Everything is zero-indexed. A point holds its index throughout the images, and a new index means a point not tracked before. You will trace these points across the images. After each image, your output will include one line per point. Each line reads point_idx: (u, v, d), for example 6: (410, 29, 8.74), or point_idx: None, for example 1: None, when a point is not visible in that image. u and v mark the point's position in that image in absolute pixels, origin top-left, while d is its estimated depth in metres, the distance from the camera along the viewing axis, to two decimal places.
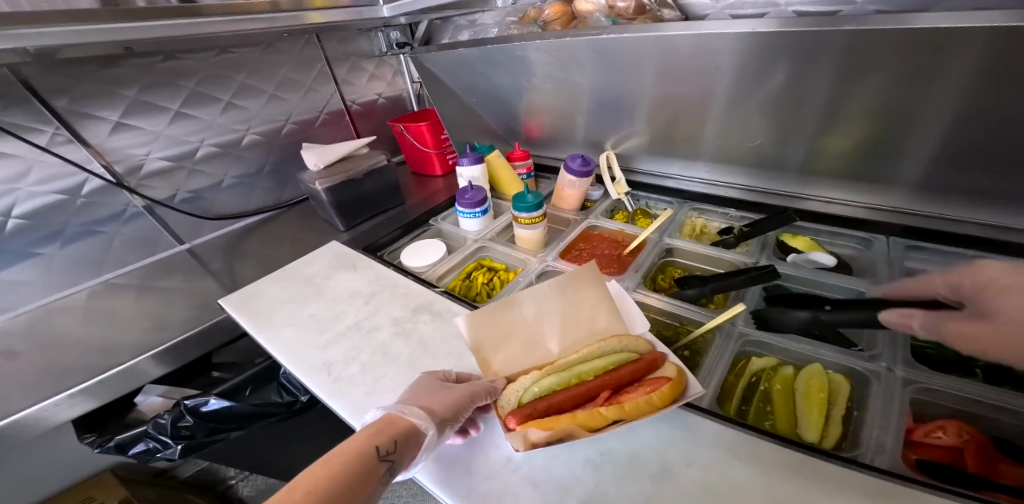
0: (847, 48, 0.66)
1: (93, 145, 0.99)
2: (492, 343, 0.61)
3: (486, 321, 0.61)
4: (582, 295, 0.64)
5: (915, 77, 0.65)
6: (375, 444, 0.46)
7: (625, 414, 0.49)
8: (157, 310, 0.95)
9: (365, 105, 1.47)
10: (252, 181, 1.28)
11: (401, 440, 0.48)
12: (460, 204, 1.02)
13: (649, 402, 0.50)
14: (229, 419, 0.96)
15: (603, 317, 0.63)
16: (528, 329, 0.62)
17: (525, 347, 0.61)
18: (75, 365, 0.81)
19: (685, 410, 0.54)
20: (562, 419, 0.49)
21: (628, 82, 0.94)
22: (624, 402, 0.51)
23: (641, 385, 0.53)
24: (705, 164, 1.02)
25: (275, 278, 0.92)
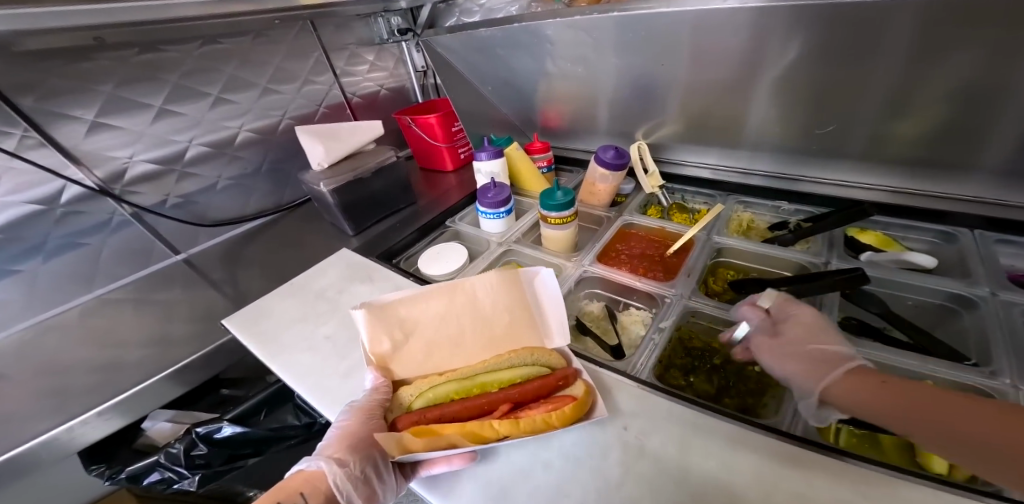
0: (926, 21, 0.57)
1: (68, 149, 0.88)
2: (392, 346, 0.60)
3: (383, 319, 0.61)
4: (494, 299, 0.65)
5: (1010, 53, 0.55)
6: (278, 499, 0.47)
7: (518, 429, 0.49)
8: (150, 331, 0.86)
9: (366, 96, 1.36)
10: (249, 183, 1.18)
11: (308, 492, 0.49)
12: (481, 204, 0.92)
13: (544, 420, 0.50)
14: (246, 443, 0.90)
15: (517, 322, 0.64)
16: (431, 334, 0.62)
17: (429, 351, 0.61)
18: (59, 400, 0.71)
19: (785, 442, 0.47)
20: (450, 427, 0.49)
21: (664, 64, 0.84)
22: (521, 418, 0.51)
23: (545, 402, 0.53)
24: (746, 152, 0.93)
25: (283, 293, 0.83)
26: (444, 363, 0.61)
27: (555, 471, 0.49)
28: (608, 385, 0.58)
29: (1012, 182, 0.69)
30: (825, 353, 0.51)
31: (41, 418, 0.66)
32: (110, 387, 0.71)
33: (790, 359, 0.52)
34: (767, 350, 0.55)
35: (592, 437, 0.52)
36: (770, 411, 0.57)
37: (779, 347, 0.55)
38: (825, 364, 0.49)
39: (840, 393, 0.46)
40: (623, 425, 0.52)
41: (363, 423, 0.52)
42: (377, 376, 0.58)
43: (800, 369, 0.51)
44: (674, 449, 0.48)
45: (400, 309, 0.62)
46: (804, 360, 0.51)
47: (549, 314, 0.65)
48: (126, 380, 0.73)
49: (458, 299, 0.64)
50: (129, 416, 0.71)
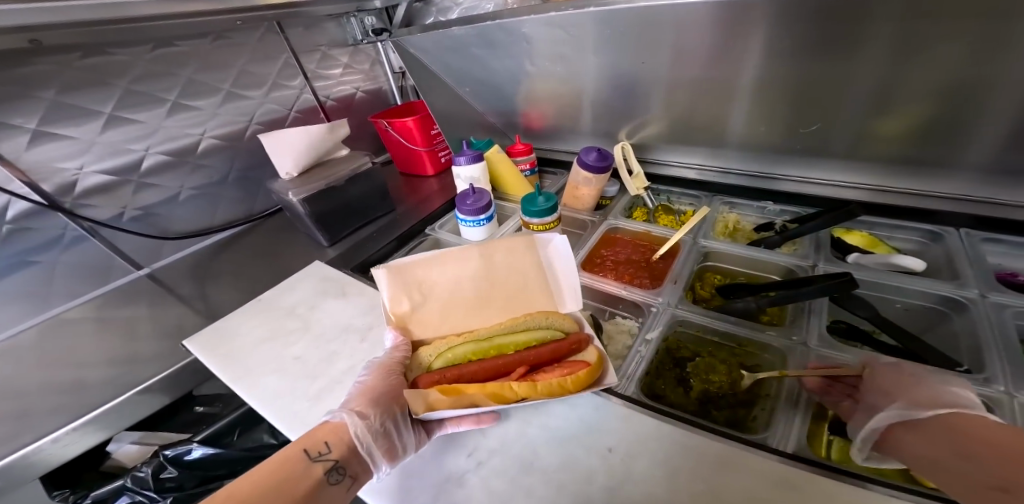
0: (904, 14, 0.55)
1: (9, 161, 0.81)
2: (411, 306, 0.62)
3: (404, 281, 0.63)
4: (509, 263, 0.66)
5: (990, 47, 0.54)
6: (305, 448, 0.46)
7: (536, 391, 0.50)
8: (104, 354, 0.80)
9: (340, 99, 1.31)
10: (215, 192, 1.12)
11: (333, 443, 0.47)
12: (460, 211, 0.88)
13: (560, 384, 0.51)
14: (220, 465, 0.79)
15: (532, 287, 0.65)
16: (449, 296, 0.64)
17: (448, 312, 0.63)
18: None
19: (776, 461, 0.44)
20: (472, 386, 0.49)
21: (642, 63, 0.82)
22: (538, 381, 0.51)
23: (563, 366, 0.54)
24: (730, 152, 0.91)
25: (249, 310, 0.78)
26: (461, 324, 0.62)
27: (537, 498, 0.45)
28: (593, 403, 0.55)
29: (995, 178, 0.68)
30: (963, 406, 0.41)
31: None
32: (55, 419, 0.65)
33: (907, 394, 0.45)
34: (879, 379, 0.48)
35: (576, 461, 0.48)
36: (759, 424, 0.55)
37: (897, 384, 0.47)
38: (944, 406, 0.41)
39: (923, 432, 0.40)
40: (609, 447, 0.49)
41: (383, 380, 0.54)
42: (396, 335, 0.60)
43: (905, 400, 0.44)
44: (662, 472, 0.45)
45: (419, 271, 0.64)
46: (915, 397, 0.44)
47: (563, 281, 0.66)
48: (74, 409, 0.67)
49: (477, 262, 0.65)
50: (78, 450, 0.65)
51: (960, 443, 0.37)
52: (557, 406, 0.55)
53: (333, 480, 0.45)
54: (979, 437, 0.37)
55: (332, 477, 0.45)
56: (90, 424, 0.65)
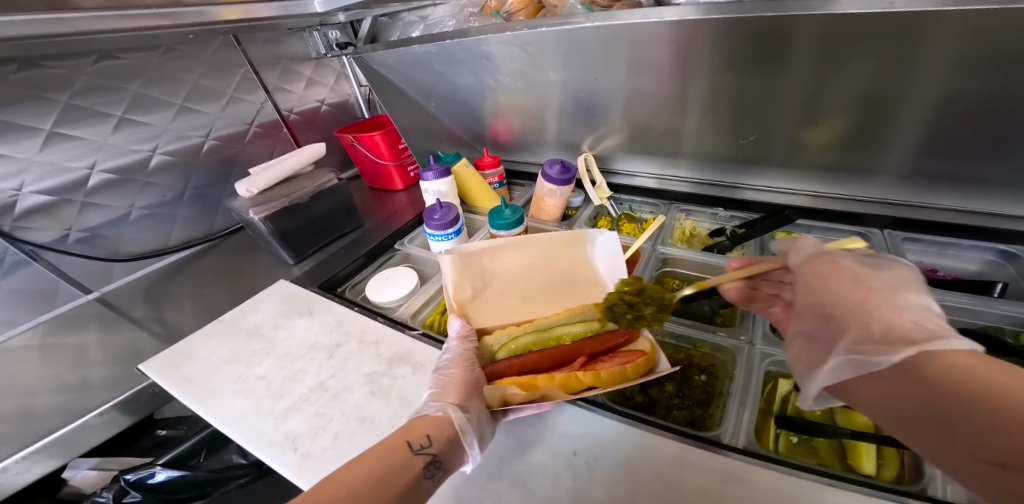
0: (823, 34, 0.61)
1: None
2: (472, 293, 0.67)
3: (467, 270, 0.68)
4: (556, 255, 0.71)
5: (897, 63, 0.61)
6: (406, 439, 0.44)
7: (600, 381, 0.53)
8: (48, 383, 0.75)
9: (304, 113, 1.30)
10: (170, 210, 1.08)
11: (434, 435, 0.45)
12: (429, 226, 0.89)
13: (622, 371, 0.54)
14: (189, 485, 0.77)
15: (585, 277, 0.70)
16: (509, 285, 0.69)
17: (505, 303, 0.67)
18: None
19: (724, 455, 0.48)
20: (541, 380, 0.52)
21: (597, 78, 0.86)
22: (599, 370, 0.54)
23: (623, 355, 0.57)
24: (685, 162, 0.96)
25: (209, 332, 0.76)
26: (521, 313, 0.66)
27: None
28: (557, 407, 0.57)
29: (912, 183, 0.76)
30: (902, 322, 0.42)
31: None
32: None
33: (861, 316, 0.44)
34: (823, 296, 0.48)
35: (544, 466, 0.50)
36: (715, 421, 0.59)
37: (836, 298, 0.47)
38: (901, 341, 0.40)
39: (879, 375, 0.41)
40: (573, 450, 0.51)
41: (467, 374, 0.54)
42: (463, 323, 0.62)
43: (854, 334, 0.44)
44: (623, 473, 0.48)
45: (482, 262, 0.70)
46: (872, 327, 0.43)
47: (609, 274, 0.69)
48: (12, 444, 0.63)
49: (533, 253, 0.71)
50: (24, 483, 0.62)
51: (927, 393, 0.38)
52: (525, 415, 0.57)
53: (429, 475, 0.43)
54: (953, 381, 0.36)
55: (429, 472, 0.43)
56: (35, 457, 0.62)
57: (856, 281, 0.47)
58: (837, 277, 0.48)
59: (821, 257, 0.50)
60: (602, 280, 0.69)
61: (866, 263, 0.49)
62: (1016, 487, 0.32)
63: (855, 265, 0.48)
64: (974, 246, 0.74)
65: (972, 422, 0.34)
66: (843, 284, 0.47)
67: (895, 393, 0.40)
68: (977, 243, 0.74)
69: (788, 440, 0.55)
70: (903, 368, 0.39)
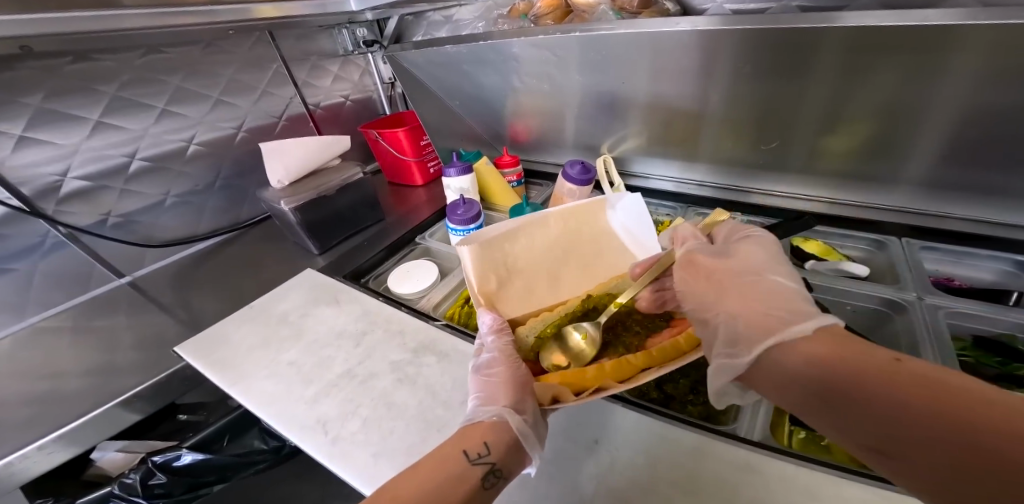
0: (848, 45, 0.63)
1: None
2: (498, 284, 0.67)
3: (486, 259, 0.65)
4: (573, 228, 0.71)
5: (920, 75, 0.62)
6: (464, 448, 0.44)
7: (654, 361, 0.56)
8: (90, 362, 0.79)
9: (330, 108, 1.34)
10: (200, 198, 1.12)
11: (493, 442, 0.45)
12: (451, 221, 0.91)
13: (675, 344, 0.58)
14: (209, 469, 0.80)
15: (610, 243, 0.71)
16: (535, 267, 0.69)
17: (533, 286, 0.69)
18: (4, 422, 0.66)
19: (740, 447, 0.50)
20: (595, 374, 0.54)
21: (623, 82, 0.87)
22: (653, 349, 0.58)
23: (670, 326, 0.64)
24: (704, 167, 0.98)
25: (240, 318, 0.79)
26: (549, 297, 0.69)
27: (530, 487, 0.50)
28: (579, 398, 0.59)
29: (928, 192, 0.77)
30: (767, 284, 0.49)
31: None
32: (36, 428, 0.65)
33: (732, 306, 0.49)
34: (693, 293, 0.53)
35: (566, 456, 0.52)
36: (730, 417, 0.61)
37: (715, 285, 0.52)
38: (767, 330, 0.43)
39: (777, 377, 0.40)
40: (595, 439, 0.53)
41: (513, 372, 0.54)
42: (492, 318, 0.62)
43: (730, 308, 0.48)
44: (645, 461, 0.50)
45: (505, 247, 0.67)
46: (750, 318, 0.46)
47: (635, 239, 0.71)
48: (59, 418, 0.67)
49: (554, 228, 0.70)
50: (69, 452, 0.65)
51: (805, 386, 0.38)
52: None
53: (490, 483, 0.43)
54: (814, 370, 0.37)
55: (489, 482, 0.43)
56: (77, 432, 0.65)
57: (718, 260, 0.54)
58: (703, 259, 0.54)
59: (687, 244, 0.57)
60: (625, 246, 0.71)
61: (718, 251, 0.55)
62: (906, 473, 0.32)
63: (710, 256, 0.54)
64: (993, 256, 0.74)
65: (840, 411, 0.35)
66: (711, 264, 0.53)
67: (775, 390, 0.41)
68: (994, 253, 0.74)
69: (798, 436, 0.59)
70: (772, 363, 0.41)
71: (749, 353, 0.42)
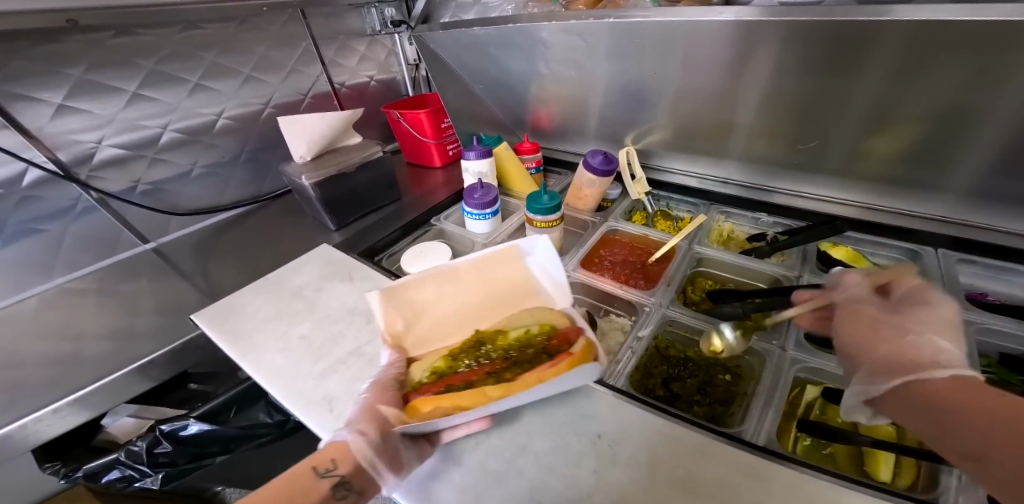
0: (906, 39, 0.58)
1: (31, 132, 0.84)
2: (406, 324, 0.63)
3: (394, 301, 0.64)
4: (489, 275, 0.68)
5: (984, 75, 0.57)
6: (313, 465, 0.46)
7: (511, 391, 0.49)
8: (115, 323, 0.83)
9: (354, 88, 1.34)
10: (226, 170, 1.14)
11: (342, 458, 0.47)
12: (467, 205, 0.91)
13: (544, 374, 0.49)
14: (213, 441, 0.83)
15: (523, 290, 0.66)
16: (444, 314, 0.64)
17: (438, 328, 0.63)
18: (40, 374, 0.70)
19: (748, 451, 0.49)
20: (453, 398, 0.49)
21: (654, 73, 0.84)
22: (515, 382, 0.50)
23: (551, 359, 0.52)
24: (732, 164, 0.94)
25: (257, 289, 0.81)
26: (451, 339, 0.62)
27: (529, 478, 0.48)
28: (585, 391, 0.58)
29: (975, 203, 0.72)
30: (926, 343, 0.42)
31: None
32: (68, 383, 0.68)
33: (879, 350, 0.43)
34: (847, 338, 0.47)
35: (566, 445, 0.51)
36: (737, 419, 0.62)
37: (856, 327, 0.46)
38: (902, 367, 0.40)
39: (900, 401, 0.39)
40: (597, 433, 0.52)
41: (379, 397, 0.52)
42: (392, 353, 0.59)
43: (871, 358, 0.43)
44: (644, 459, 0.49)
45: (416, 289, 0.66)
46: (891, 355, 0.42)
47: (549, 283, 0.66)
48: (79, 380, 0.70)
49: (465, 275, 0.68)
50: (96, 404, 0.69)
51: (933, 416, 0.36)
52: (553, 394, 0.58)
53: (339, 496, 0.45)
54: (954, 403, 0.35)
55: (338, 494, 0.45)
56: (103, 389, 0.69)
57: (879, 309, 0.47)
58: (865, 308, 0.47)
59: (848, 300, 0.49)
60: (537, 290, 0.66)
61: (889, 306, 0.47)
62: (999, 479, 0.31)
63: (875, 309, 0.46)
64: None
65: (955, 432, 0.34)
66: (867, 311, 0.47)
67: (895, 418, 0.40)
68: None
69: (803, 442, 0.59)
70: (906, 394, 0.39)
71: (881, 383, 0.41)
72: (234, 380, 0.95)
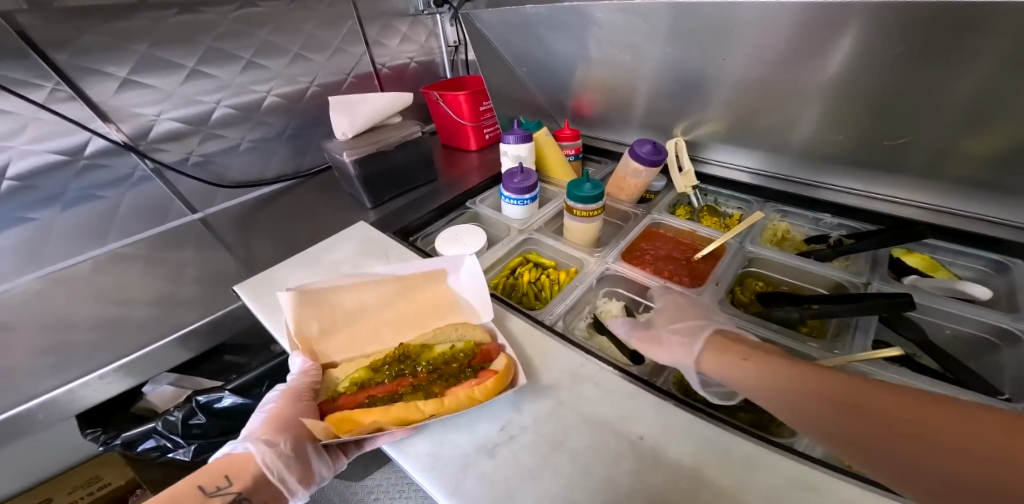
0: None
1: (97, 105, 0.89)
2: (319, 329, 0.61)
3: (307, 307, 0.61)
4: (399, 289, 0.66)
5: None
6: (199, 484, 0.45)
7: (442, 408, 0.50)
8: (165, 289, 0.86)
9: (395, 68, 1.33)
10: (271, 146, 1.16)
11: (235, 473, 0.46)
12: (505, 189, 0.88)
13: (468, 397, 0.51)
14: (242, 415, 0.87)
15: (438, 303, 0.66)
16: (364, 323, 0.63)
17: (358, 340, 0.62)
18: (98, 334, 0.74)
19: (808, 464, 0.45)
20: (374, 413, 0.50)
21: (723, 60, 0.77)
22: (447, 396, 0.52)
23: (475, 376, 0.55)
24: (792, 160, 0.87)
25: (294, 263, 0.82)
26: (372, 347, 0.62)
27: (566, 476, 0.45)
28: (628, 391, 0.54)
29: None
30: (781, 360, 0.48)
31: (39, 378, 0.66)
32: (132, 343, 0.73)
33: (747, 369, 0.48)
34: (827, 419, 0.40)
35: (605, 445, 0.48)
36: (787, 429, 0.57)
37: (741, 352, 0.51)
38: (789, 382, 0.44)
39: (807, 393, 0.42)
40: (639, 435, 0.49)
41: (290, 404, 0.52)
42: (305, 360, 0.58)
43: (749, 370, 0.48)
44: (690, 462, 0.46)
45: (337, 296, 0.63)
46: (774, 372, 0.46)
47: (471, 294, 0.66)
48: (125, 346, 0.72)
49: (379, 288, 0.65)
50: (146, 366, 0.72)
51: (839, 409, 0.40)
52: (591, 389, 0.55)
53: None
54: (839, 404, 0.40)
55: None
56: (156, 351, 0.72)
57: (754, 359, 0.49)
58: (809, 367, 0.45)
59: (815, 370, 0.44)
60: (454, 300, 0.67)
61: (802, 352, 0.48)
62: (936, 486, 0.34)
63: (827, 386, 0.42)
64: None
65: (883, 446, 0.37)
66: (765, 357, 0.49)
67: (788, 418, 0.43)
68: None
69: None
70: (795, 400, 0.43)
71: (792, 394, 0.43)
72: (266, 354, 0.99)
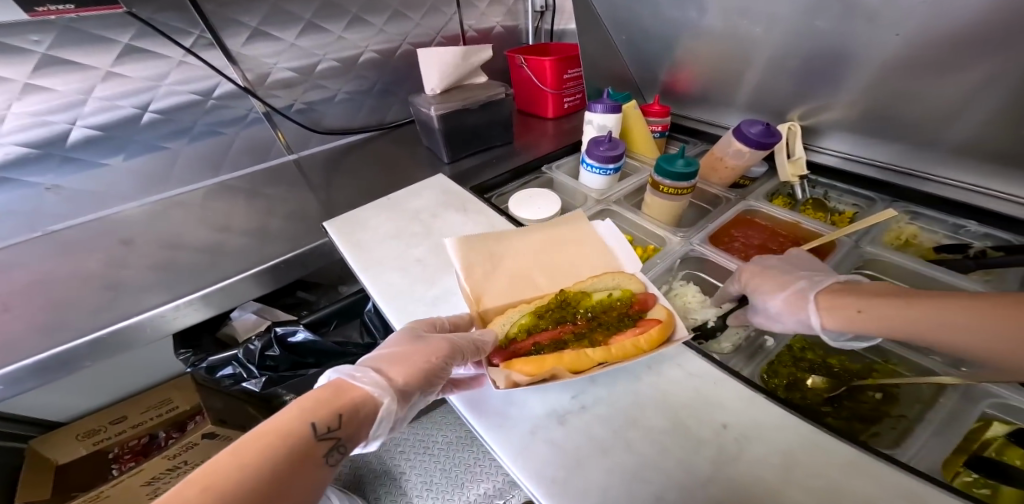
0: None
1: (229, 51, 0.97)
2: (482, 273, 0.62)
3: (473, 252, 0.64)
4: (554, 240, 0.67)
5: None
6: (310, 420, 0.38)
7: (611, 357, 0.50)
8: (264, 220, 0.94)
9: (481, 31, 1.32)
10: (362, 99, 1.21)
11: (346, 415, 0.40)
12: (589, 155, 0.85)
13: (634, 345, 0.51)
14: (311, 352, 0.92)
15: (585, 253, 0.66)
16: (522, 266, 0.64)
17: (514, 283, 0.62)
18: (213, 255, 0.83)
19: (918, 479, 0.39)
20: (550, 360, 0.49)
21: (897, 35, 0.65)
22: (611, 345, 0.51)
23: (635, 325, 0.54)
24: (940, 155, 0.72)
25: (377, 206, 0.85)
26: (530, 292, 0.61)
27: (637, 453, 0.43)
28: (713, 378, 0.50)
29: None
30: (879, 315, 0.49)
31: (152, 293, 0.74)
32: (237, 266, 0.80)
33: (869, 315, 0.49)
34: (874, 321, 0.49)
35: (684, 428, 0.45)
36: (882, 440, 0.51)
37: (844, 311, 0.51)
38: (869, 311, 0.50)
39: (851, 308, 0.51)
40: (723, 423, 0.45)
41: (419, 350, 0.49)
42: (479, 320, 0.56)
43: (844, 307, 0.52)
44: (779, 461, 0.41)
45: (493, 245, 0.65)
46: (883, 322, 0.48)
47: (617, 251, 0.66)
48: (227, 268, 0.80)
49: (535, 237, 0.67)
50: (248, 287, 0.80)
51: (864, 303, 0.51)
52: (672, 369, 0.52)
53: (332, 461, 0.38)
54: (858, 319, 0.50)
55: (333, 459, 0.38)
56: (260, 275, 0.80)
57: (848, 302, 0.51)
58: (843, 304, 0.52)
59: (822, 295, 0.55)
60: (605, 251, 0.66)
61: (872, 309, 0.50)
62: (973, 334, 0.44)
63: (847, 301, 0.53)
64: None
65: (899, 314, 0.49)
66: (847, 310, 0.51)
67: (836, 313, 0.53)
68: None
69: (960, 476, 0.47)
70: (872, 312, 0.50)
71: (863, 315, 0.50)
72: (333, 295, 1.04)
